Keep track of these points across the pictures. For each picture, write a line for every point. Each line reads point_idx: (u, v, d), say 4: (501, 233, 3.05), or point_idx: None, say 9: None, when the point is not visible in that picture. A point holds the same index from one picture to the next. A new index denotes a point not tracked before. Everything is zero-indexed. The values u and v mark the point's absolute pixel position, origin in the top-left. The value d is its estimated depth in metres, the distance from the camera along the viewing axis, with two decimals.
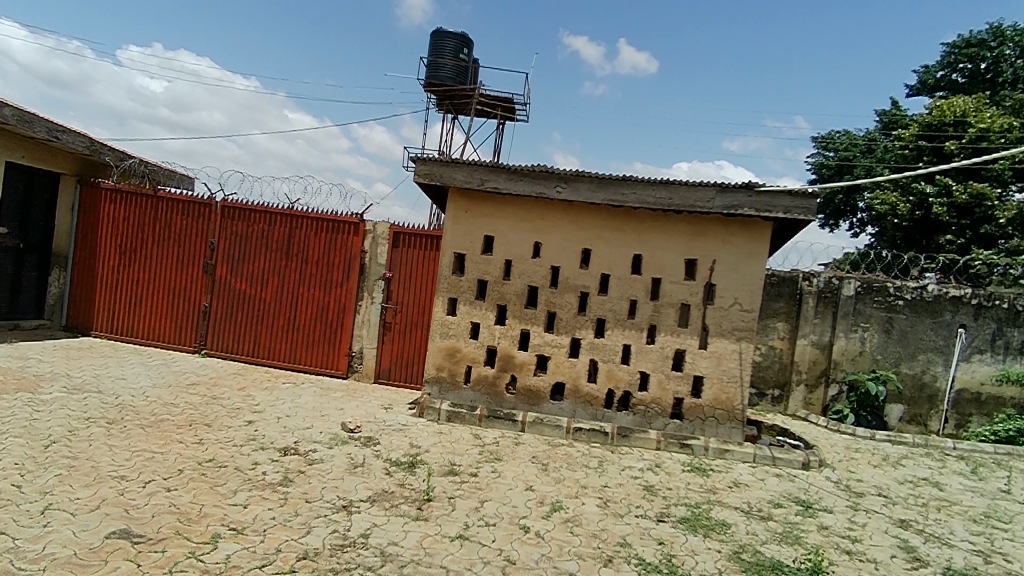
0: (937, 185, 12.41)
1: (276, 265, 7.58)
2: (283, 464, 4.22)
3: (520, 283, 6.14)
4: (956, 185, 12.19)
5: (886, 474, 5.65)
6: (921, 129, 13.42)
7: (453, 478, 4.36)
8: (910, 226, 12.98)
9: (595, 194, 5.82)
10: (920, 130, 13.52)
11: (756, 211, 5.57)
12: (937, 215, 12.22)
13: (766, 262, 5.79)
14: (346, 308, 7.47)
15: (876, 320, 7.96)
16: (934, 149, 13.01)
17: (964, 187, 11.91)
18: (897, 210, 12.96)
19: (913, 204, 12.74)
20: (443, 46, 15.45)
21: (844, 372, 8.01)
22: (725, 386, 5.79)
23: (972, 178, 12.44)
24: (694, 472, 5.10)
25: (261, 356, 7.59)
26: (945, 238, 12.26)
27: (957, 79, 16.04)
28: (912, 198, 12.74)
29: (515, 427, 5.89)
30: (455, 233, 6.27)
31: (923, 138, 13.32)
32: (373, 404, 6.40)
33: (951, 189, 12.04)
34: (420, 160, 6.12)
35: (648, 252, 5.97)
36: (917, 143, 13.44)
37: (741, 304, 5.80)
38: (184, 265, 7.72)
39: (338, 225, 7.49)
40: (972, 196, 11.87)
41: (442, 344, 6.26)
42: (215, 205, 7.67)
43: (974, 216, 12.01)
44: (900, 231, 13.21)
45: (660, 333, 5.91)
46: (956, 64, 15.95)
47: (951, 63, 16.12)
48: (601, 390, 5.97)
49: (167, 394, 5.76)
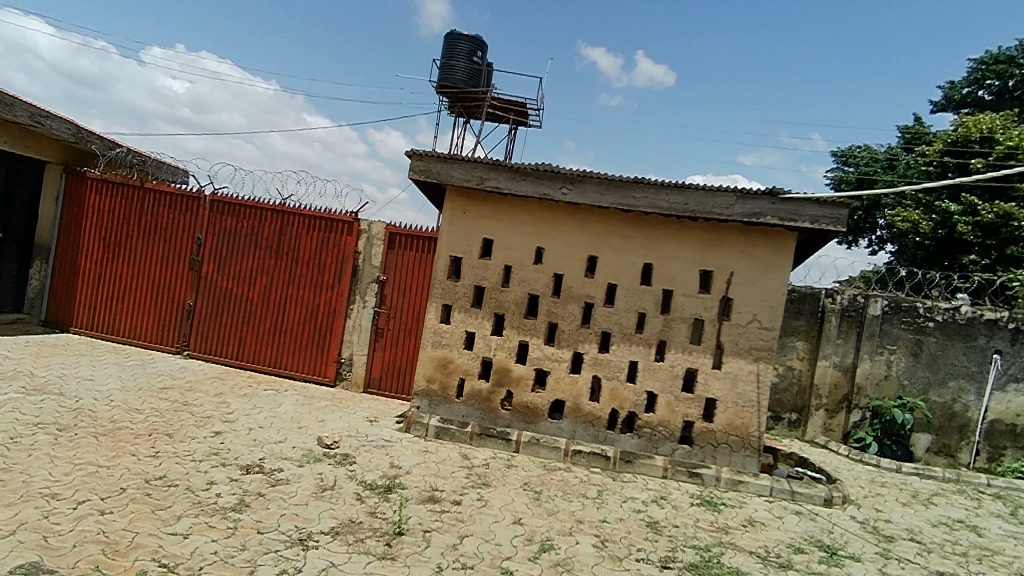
0: (962, 203, 11.80)
1: (265, 264, 7.16)
2: (242, 486, 3.77)
3: (520, 291, 5.68)
4: (982, 203, 11.55)
5: (917, 514, 5.11)
6: (945, 145, 12.81)
7: (432, 506, 3.89)
8: (932, 245, 12.42)
9: (603, 197, 5.35)
10: (945, 146, 12.92)
11: (781, 221, 5.08)
12: (961, 234, 11.63)
13: (788, 276, 5.29)
14: (337, 312, 7.04)
15: (904, 343, 7.40)
16: (959, 166, 12.41)
17: (990, 206, 11.25)
18: (919, 228, 12.39)
19: (936, 222, 12.19)
20: (456, 48, 15.02)
21: (868, 398, 7.45)
22: (740, 410, 5.29)
23: (997, 198, 11.82)
24: (704, 506, 4.59)
25: (246, 360, 7.17)
26: (968, 258, 11.65)
27: (983, 96, 15.44)
28: (935, 216, 12.17)
29: (509, 447, 5.40)
30: (452, 235, 5.82)
31: (949, 155, 12.71)
32: (357, 416, 5.95)
33: (977, 208, 11.44)
34: (416, 155, 5.69)
35: (659, 262, 5.48)
36: (941, 159, 12.84)
37: (760, 321, 5.29)
38: (169, 261, 7.33)
39: (331, 224, 7.07)
40: (998, 216, 11.19)
41: (434, 354, 5.80)
42: (204, 199, 7.27)
43: (999, 235, 11.30)
44: (921, 250, 12.64)
45: (670, 350, 5.43)
46: (983, 80, 15.37)
47: (978, 80, 15.54)
48: (604, 410, 5.48)
49: (135, 398, 5.34)
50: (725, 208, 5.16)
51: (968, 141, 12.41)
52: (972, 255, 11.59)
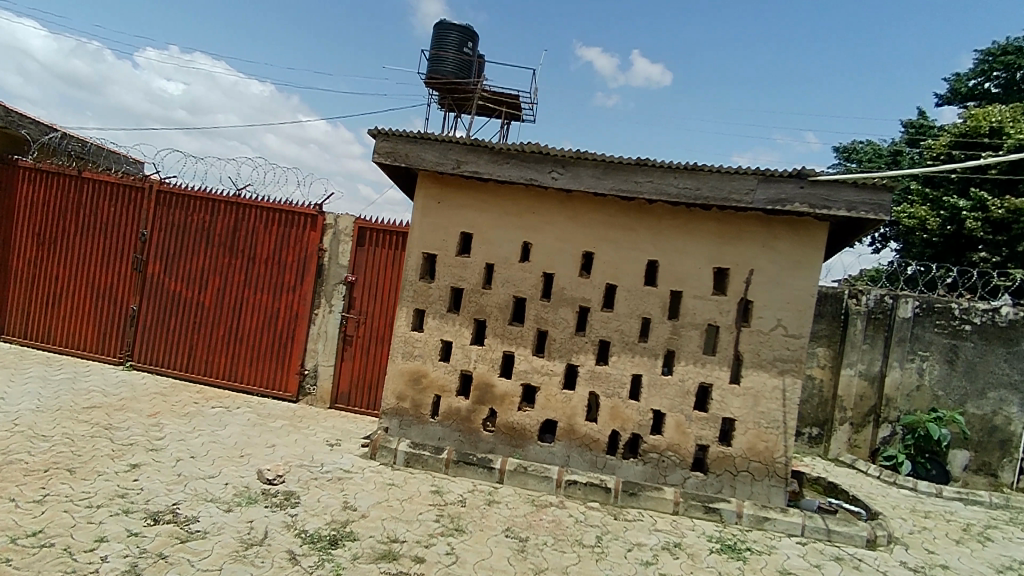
0: (971, 198, 10.93)
1: (219, 264, 6.33)
2: (139, 545, 2.96)
3: (504, 294, 4.86)
4: (993, 198, 10.69)
5: (975, 556, 4.30)
6: (954, 139, 11.96)
7: (387, 567, 3.08)
8: (940, 244, 11.55)
9: (600, 182, 4.54)
10: (953, 140, 12.00)
11: (811, 208, 4.27)
12: (970, 231, 10.78)
13: (819, 274, 4.48)
14: (299, 317, 6.21)
15: (937, 349, 6.60)
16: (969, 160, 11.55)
17: (1001, 201, 10.40)
18: (926, 224, 11.54)
19: (944, 219, 11.34)
20: (444, 39, 14.14)
21: (899, 410, 6.65)
22: (763, 432, 4.50)
23: (1010, 193, 10.88)
24: (726, 554, 3.78)
25: (197, 372, 6.33)
26: (977, 255, 10.79)
27: (990, 89, 14.64)
28: (943, 212, 11.33)
29: (491, 477, 4.56)
30: (425, 228, 5.00)
31: (958, 148, 11.84)
32: (317, 439, 5.12)
33: (987, 203, 10.59)
34: (381, 135, 4.86)
35: (666, 258, 4.67)
36: (950, 153, 11.97)
37: (785, 327, 4.49)
38: (110, 260, 6.48)
39: (292, 218, 6.24)
40: (1010, 211, 10.34)
41: (404, 367, 4.99)
42: (149, 190, 6.43)
43: (1011, 232, 10.46)
44: (929, 249, 11.77)
45: (680, 362, 4.62)
46: (989, 72, 14.57)
47: (984, 71, 14.72)
48: (603, 432, 4.69)
49: (47, 422, 4.53)
50: (745, 194, 4.36)
51: (977, 134, 11.52)
52: (981, 253, 10.74)
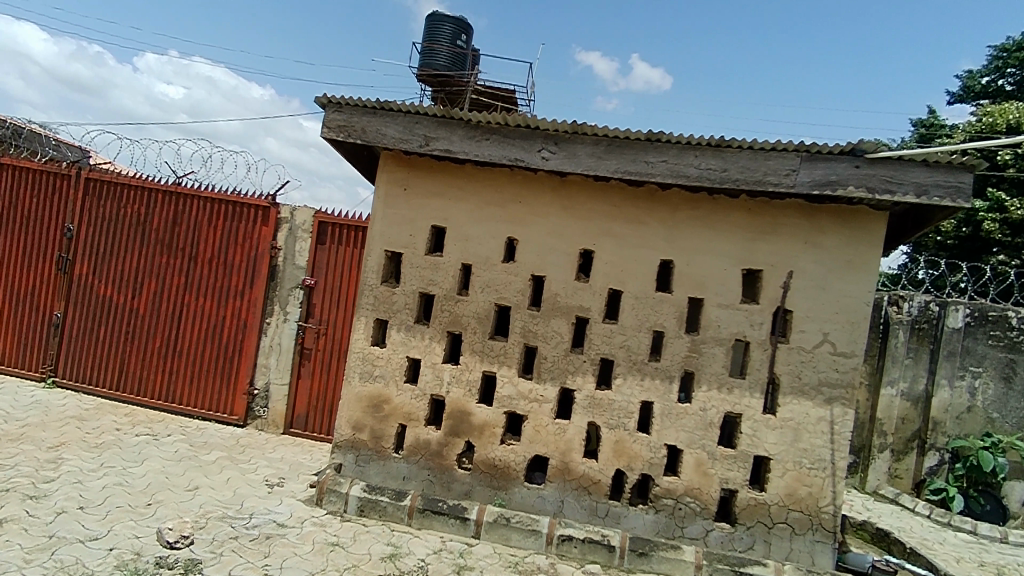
0: (988, 198, 9.80)
1: (154, 264, 5.42)
2: None
3: (484, 301, 3.95)
4: (1013, 199, 9.51)
5: None
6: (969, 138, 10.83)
7: None
8: (956, 246, 10.33)
9: (601, 163, 3.63)
10: (969, 138, 10.96)
11: (870, 192, 3.36)
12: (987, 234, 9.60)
13: (876, 276, 3.56)
14: (247, 328, 5.30)
15: (992, 364, 5.69)
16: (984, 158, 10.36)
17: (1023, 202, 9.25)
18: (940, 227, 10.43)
19: (960, 220, 10.13)
20: (438, 31, 13.21)
21: (948, 436, 5.72)
22: (806, 475, 3.59)
23: None
24: None
25: (129, 391, 5.41)
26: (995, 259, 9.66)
27: (1004, 86, 13.53)
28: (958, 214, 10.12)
29: (465, 530, 3.64)
30: (388, 219, 4.09)
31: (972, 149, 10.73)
32: (255, 477, 4.20)
33: (1006, 203, 9.42)
34: (334, 105, 3.96)
35: (684, 257, 3.76)
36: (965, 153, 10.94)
37: (833, 344, 3.58)
38: (31, 260, 5.56)
39: (239, 210, 5.34)
40: None
41: (361, 390, 4.07)
42: (75, 178, 5.51)
43: None
44: (944, 253, 10.57)
45: (701, 386, 3.70)
46: (1003, 69, 13.49)
47: (998, 68, 13.64)
48: (605, 472, 3.77)
49: None
50: (785, 176, 3.46)
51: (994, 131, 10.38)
52: (1000, 255, 9.53)
